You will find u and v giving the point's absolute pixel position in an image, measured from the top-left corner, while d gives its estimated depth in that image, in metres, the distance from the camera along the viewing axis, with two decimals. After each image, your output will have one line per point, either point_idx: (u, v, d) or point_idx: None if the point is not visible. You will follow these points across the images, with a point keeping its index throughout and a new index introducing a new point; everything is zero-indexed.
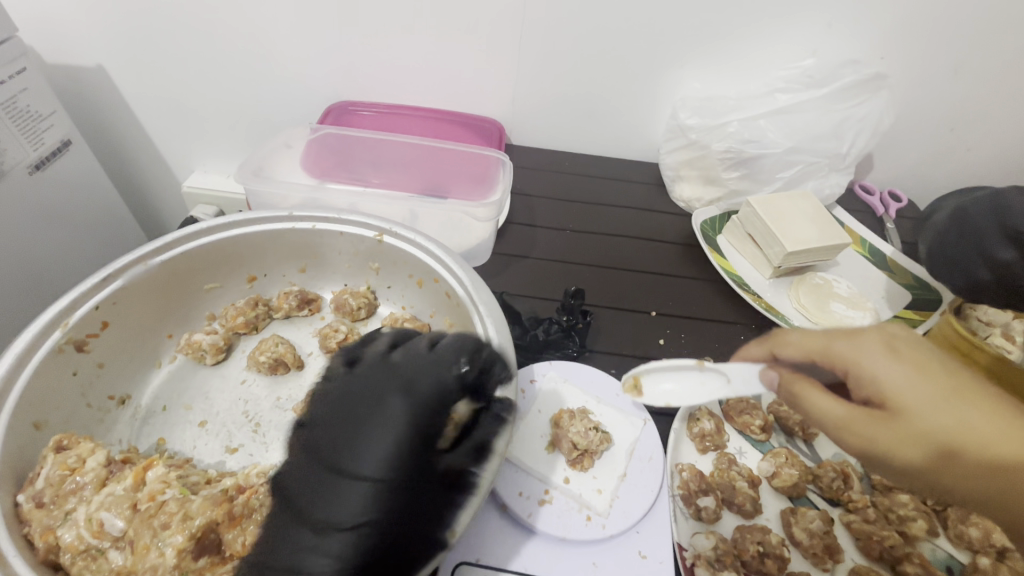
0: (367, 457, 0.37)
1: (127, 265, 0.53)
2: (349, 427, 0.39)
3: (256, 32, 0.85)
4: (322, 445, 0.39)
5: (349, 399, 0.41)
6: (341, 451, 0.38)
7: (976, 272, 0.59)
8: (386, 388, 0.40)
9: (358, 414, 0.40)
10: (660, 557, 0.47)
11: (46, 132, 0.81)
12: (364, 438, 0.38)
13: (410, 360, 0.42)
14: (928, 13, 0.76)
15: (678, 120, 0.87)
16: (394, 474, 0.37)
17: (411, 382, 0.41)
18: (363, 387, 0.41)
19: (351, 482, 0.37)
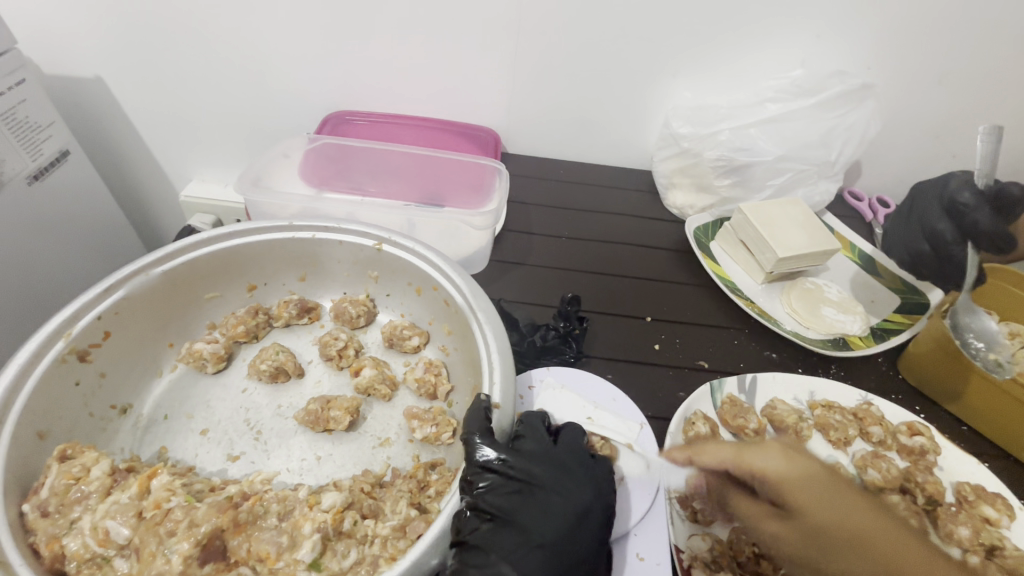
0: (575, 541, 0.42)
1: (129, 276, 0.53)
2: (544, 510, 0.43)
3: (254, 43, 0.87)
4: (542, 527, 0.42)
5: (567, 487, 0.45)
6: (537, 530, 0.42)
7: (916, 244, 0.69)
8: (582, 483, 0.46)
9: (560, 497, 0.44)
10: (658, 559, 0.48)
11: (45, 143, 0.82)
12: (568, 514, 0.43)
13: (571, 450, 0.48)
14: (912, 24, 0.78)
15: (670, 129, 0.89)
16: (577, 560, 0.42)
17: (598, 484, 0.46)
18: (574, 477, 0.46)
19: (539, 562, 0.41)
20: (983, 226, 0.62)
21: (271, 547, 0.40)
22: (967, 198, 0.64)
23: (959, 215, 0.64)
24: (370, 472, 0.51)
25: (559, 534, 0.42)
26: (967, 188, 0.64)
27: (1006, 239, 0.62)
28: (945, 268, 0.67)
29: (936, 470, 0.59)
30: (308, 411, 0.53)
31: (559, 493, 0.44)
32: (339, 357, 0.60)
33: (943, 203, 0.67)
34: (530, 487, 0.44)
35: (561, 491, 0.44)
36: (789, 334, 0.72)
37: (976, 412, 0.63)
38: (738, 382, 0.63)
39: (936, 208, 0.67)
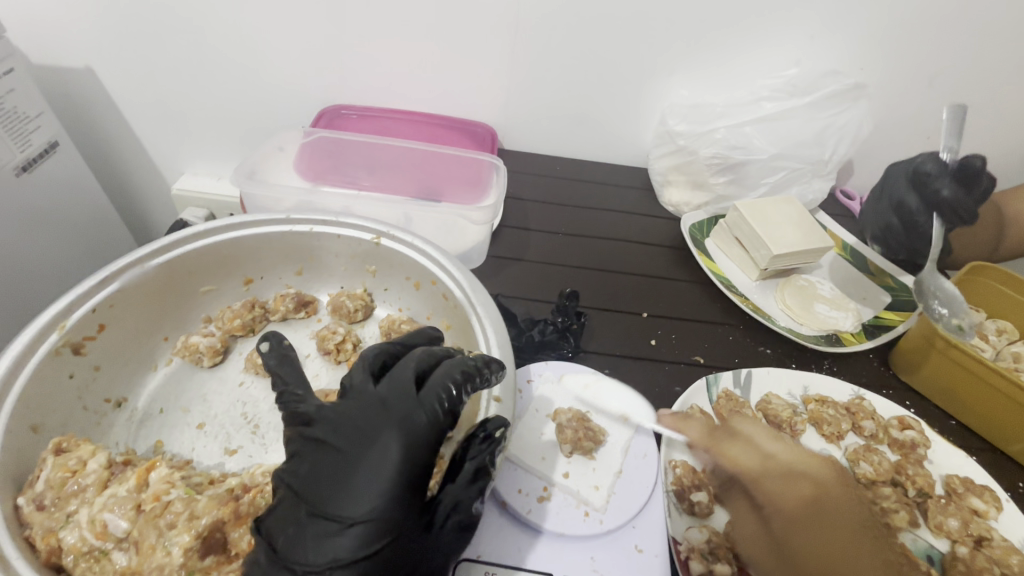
0: (366, 490, 0.38)
1: (124, 268, 0.53)
2: (337, 462, 0.39)
3: (248, 35, 0.86)
4: (310, 487, 0.39)
5: (352, 443, 0.40)
6: (329, 484, 0.39)
7: (886, 219, 0.78)
8: (381, 423, 0.40)
9: (362, 449, 0.40)
10: (656, 550, 0.48)
11: (34, 133, 0.81)
12: (359, 471, 0.39)
13: (392, 389, 0.42)
14: (902, 25, 0.79)
15: (666, 126, 0.89)
16: (382, 507, 0.38)
17: (409, 423, 0.40)
18: (363, 431, 0.40)
19: (339, 513, 0.38)
20: (945, 196, 0.69)
21: None
22: (931, 168, 0.70)
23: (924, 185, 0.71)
24: None
25: (327, 492, 0.38)
26: (933, 161, 0.71)
27: (967, 211, 0.69)
28: (911, 240, 0.75)
29: (927, 463, 0.60)
30: None
31: (356, 443, 0.40)
32: (337, 351, 0.59)
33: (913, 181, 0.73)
34: (322, 445, 0.41)
35: (343, 443, 0.40)
36: (782, 330, 0.73)
37: (965, 410, 0.65)
38: (732, 378, 0.65)
39: (903, 184, 0.75)
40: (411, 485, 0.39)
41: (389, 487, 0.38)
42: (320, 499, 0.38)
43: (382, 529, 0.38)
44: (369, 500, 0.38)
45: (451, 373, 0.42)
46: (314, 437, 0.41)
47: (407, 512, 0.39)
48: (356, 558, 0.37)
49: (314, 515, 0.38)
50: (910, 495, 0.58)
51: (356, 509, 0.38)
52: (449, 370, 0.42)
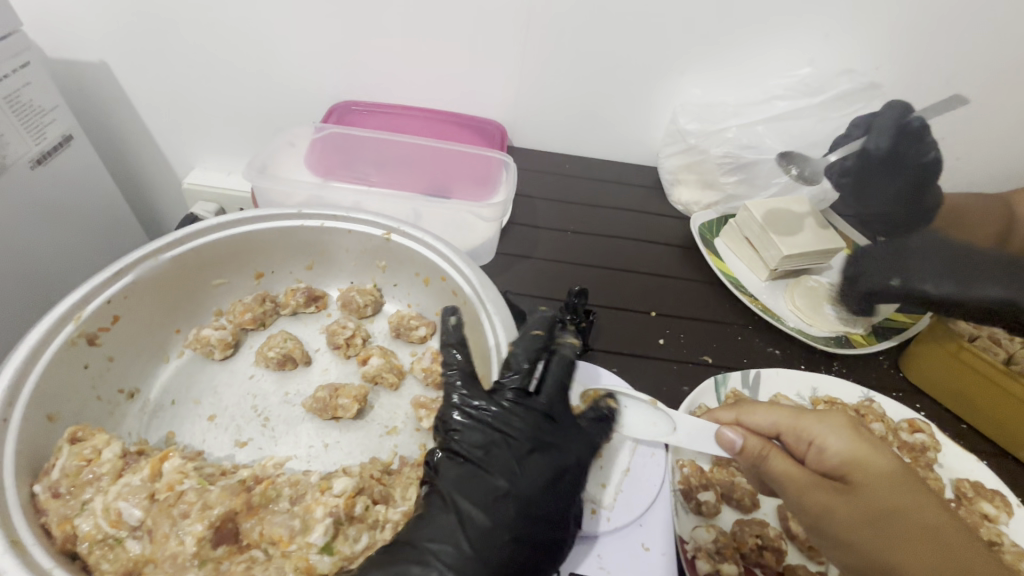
0: (549, 488, 0.43)
1: (138, 261, 0.53)
2: (516, 453, 0.43)
3: (261, 32, 0.86)
4: (507, 477, 0.42)
5: (542, 445, 0.44)
6: (507, 473, 0.42)
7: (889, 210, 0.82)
8: (567, 438, 0.46)
9: (537, 450, 0.44)
10: (662, 549, 0.48)
11: (48, 127, 0.82)
12: (535, 467, 0.43)
13: (552, 406, 0.47)
14: (917, 26, 0.79)
15: (677, 125, 0.89)
16: (542, 503, 0.42)
17: (579, 441, 0.47)
18: (545, 438, 0.45)
19: (505, 502, 0.41)
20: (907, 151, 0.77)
21: (284, 530, 0.40)
22: (908, 130, 0.76)
23: (902, 142, 0.77)
24: (378, 459, 0.51)
25: (527, 484, 0.42)
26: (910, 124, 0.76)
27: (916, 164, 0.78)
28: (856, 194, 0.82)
29: (936, 466, 0.60)
30: (317, 398, 0.53)
31: (541, 441, 0.45)
32: (346, 346, 0.60)
33: (887, 158, 0.78)
34: (497, 443, 0.44)
35: (541, 442, 0.44)
36: (793, 331, 0.73)
37: (977, 413, 0.64)
38: (741, 378, 0.64)
39: (891, 139, 0.76)
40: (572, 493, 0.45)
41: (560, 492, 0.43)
42: (509, 491, 0.41)
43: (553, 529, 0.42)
44: (549, 499, 0.42)
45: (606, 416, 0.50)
46: (495, 433, 0.44)
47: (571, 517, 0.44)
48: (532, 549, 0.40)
49: (503, 504, 0.41)
50: None
51: (540, 508, 0.42)
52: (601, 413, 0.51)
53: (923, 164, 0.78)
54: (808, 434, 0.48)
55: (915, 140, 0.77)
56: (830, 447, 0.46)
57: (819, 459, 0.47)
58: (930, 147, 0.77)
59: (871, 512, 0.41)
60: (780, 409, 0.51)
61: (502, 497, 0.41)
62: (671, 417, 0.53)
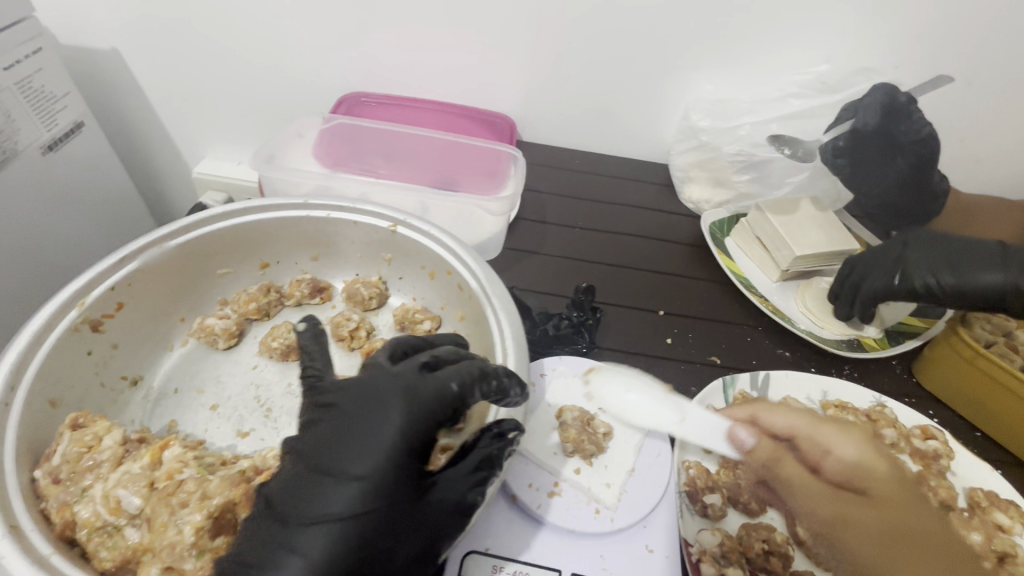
0: (366, 458, 0.38)
1: (143, 248, 0.53)
2: (342, 438, 0.39)
3: (271, 21, 0.86)
4: (320, 451, 0.40)
5: (366, 415, 0.40)
6: (338, 461, 0.39)
7: (891, 196, 0.79)
8: (390, 402, 0.39)
9: (364, 428, 0.39)
10: (667, 552, 0.47)
11: (60, 113, 0.82)
12: (359, 445, 0.39)
13: (382, 377, 0.41)
14: (938, 23, 0.77)
15: (690, 121, 0.87)
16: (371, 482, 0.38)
17: (415, 402, 0.39)
18: (369, 407, 0.40)
19: (334, 491, 0.38)
20: (898, 129, 0.73)
21: None
22: (896, 107, 0.72)
23: (891, 118, 0.73)
24: None
25: (346, 464, 0.38)
26: (895, 100, 0.72)
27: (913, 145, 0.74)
28: (856, 182, 0.78)
29: (949, 474, 0.58)
30: None
31: (360, 420, 0.40)
32: (350, 338, 0.59)
33: (871, 140, 0.74)
34: (332, 415, 0.41)
35: (359, 413, 0.40)
36: (804, 333, 0.71)
37: (985, 419, 0.63)
38: (749, 379, 0.63)
39: (876, 115, 0.72)
40: (408, 463, 0.39)
41: (383, 465, 0.38)
42: (326, 469, 0.38)
43: (376, 504, 0.38)
44: (365, 474, 0.38)
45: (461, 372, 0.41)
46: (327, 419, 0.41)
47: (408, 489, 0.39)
48: (353, 526, 0.37)
49: (318, 482, 0.38)
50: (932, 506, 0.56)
51: (355, 481, 0.38)
52: (455, 369, 0.41)
53: (918, 143, 0.74)
54: (826, 446, 0.48)
55: (904, 117, 0.73)
56: (843, 461, 0.47)
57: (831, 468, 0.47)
58: (923, 125, 0.73)
59: (889, 529, 0.42)
60: (802, 416, 0.50)
61: (318, 475, 0.39)
62: (682, 408, 0.55)
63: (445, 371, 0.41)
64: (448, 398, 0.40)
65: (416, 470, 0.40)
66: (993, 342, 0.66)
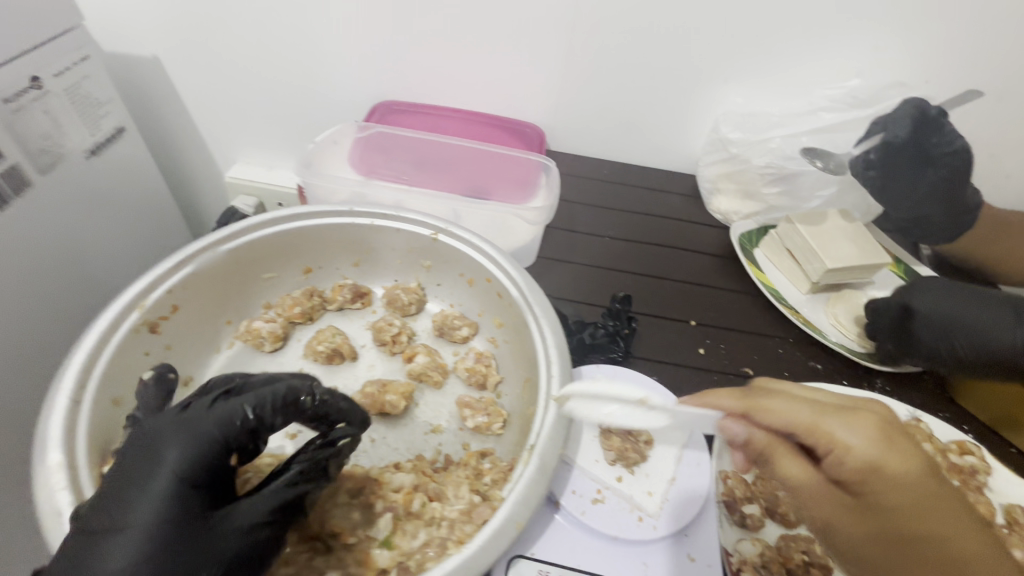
0: (147, 503, 0.36)
1: (197, 252, 0.55)
2: (124, 490, 0.36)
3: (310, 31, 0.88)
4: (101, 509, 0.36)
5: (145, 464, 0.37)
6: (125, 515, 0.35)
7: (925, 210, 0.79)
8: (166, 438, 0.38)
9: (147, 474, 0.37)
10: (709, 560, 0.47)
11: (103, 118, 0.85)
12: (144, 491, 0.36)
13: (158, 424, 0.39)
14: (971, 40, 0.77)
15: (719, 134, 0.88)
16: (160, 526, 0.35)
17: (197, 433, 0.38)
18: (149, 453, 0.38)
19: (123, 547, 0.35)
20: (931, 140, 0.74)
21: (346, 523, 0.43)
22: (926, 119, 0.73)
23: (922, 130, 0.73)
24: (424, 457, 0.51)
25: (131, 513, 0.35)
26: (924, 113, 0.73)
27: (943, 158, 0.75)
28: (888, 198, 0.78)
29: (986, 490, 0.59)
30: (366, 393, 0.54)
31: (144, 466, 0.37)
32: (392, 343, 0.60)
33: (902, 154, 0.75)
34: (112, 469, 0.38)
35: (130, 466, 0.37)
36: (835, 345, 0.71)
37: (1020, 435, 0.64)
38: None
39: (907, 127, 0.73)
40: (198, 493, 0.38)
41: (165, 506, 0.36)
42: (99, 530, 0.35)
43: (164, 551, 0.35)
44: (140, 523, 0.35)
45: (243, 398, 0.41)
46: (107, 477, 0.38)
47: (198, 521, 0.37)
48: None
49: (92, 546, 0.35)
50: None
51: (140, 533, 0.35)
52: (251, 394, 0.41)
53: (949, 155, 0.74)
54: (829, 442, 0.39)
55: (934, 129, 0.74)
56: (855, 463, 0.38)
57: (840, 463, 0.39)
58: (954, 136, 0.74)
59: (890, 537, 0.39)
60: (801, 406, 0.40)
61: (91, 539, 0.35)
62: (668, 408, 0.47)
63: (235, 399, 0.41)
64: (232, 423, 0.40)
65: (207, 501, 0.38)
66: None
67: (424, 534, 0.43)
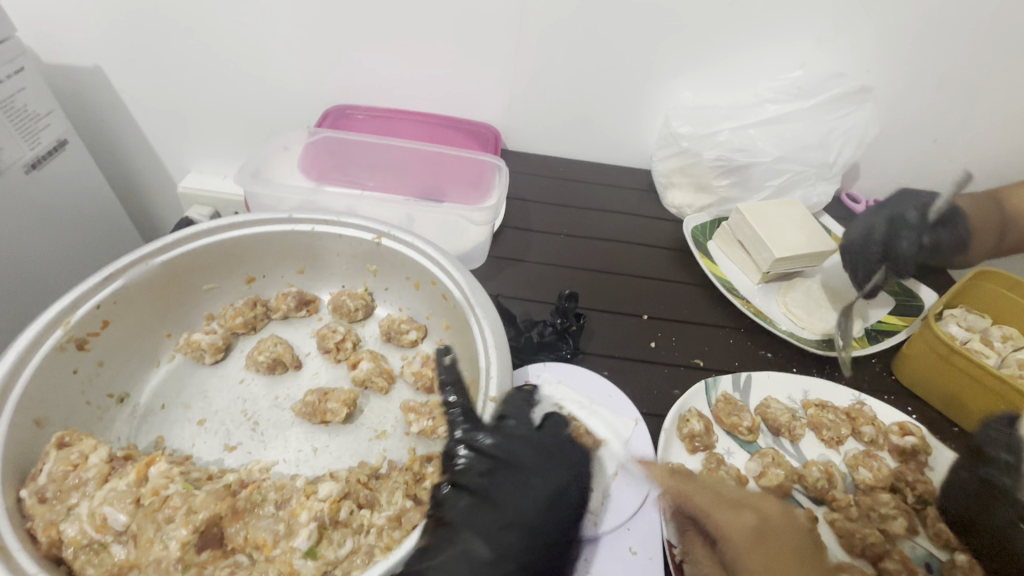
0: (546, 506, 0.45)
1: (128, 265, 0.54)
2: (518, 486, 0.45)
3: (255, 35, 0.86)
4: (511, 494, 0.45)
5: (547, 463, 0.48)
6: (513, 507, 0.44)
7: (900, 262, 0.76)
8: (555, 459, 0.48)
9: (536, 482, 0.46)
10: (650, 553, 0.49)
11: (43, 131, 0.81)
12: (541, 496, 0.45)
13: (588, 458, 0.51)
14: (908, 28, 0.79)
15: (670, 128, 0.89)
16: (554, 509, 0.45)
17: (550, 453, 0.48)
18: (559, 458, 0.49)
19: (539, 513, 0.44)
20: (940, 219, 0.73)
21: (268, 535, 0.42)
22: (939, 198, 0.74)
23: (935, 207, 0.73)
24: (366, 464, 0.51)
25: (526, 495, 0.45)
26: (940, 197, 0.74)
27: (946, 238, 0.74)
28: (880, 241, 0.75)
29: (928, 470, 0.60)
30: (306, 402, 0.53)
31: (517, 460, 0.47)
32: (337, 349, 0.60)
33: (912, 201, 0.77)
34: (509, 466, 0.47)
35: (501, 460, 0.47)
36: (786, 335, 0.72)
37: (963, 413, 0.64)
38: (732, 380, 0.65)
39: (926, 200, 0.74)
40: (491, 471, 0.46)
41: (489, 479, 0.45)
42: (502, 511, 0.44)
43: (543, 521, 0.44)
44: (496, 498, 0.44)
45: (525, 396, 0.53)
46: (496, 459, 0.47)
47: (496, 488, 0.45)
48: (550, 544, 0.43)
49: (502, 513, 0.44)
50: (909, 501, 0.58)
51: (552, 514, 0.45)
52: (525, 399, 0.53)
53: (954, 243, 0.74)
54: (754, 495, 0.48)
55: (952, 215, 0.74)
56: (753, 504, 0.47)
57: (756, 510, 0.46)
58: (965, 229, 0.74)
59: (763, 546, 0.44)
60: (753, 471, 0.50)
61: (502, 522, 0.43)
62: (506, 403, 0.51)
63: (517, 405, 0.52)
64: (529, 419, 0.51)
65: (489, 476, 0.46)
66: (968, 339, 0.67)
67: (354, 541, 0.43)
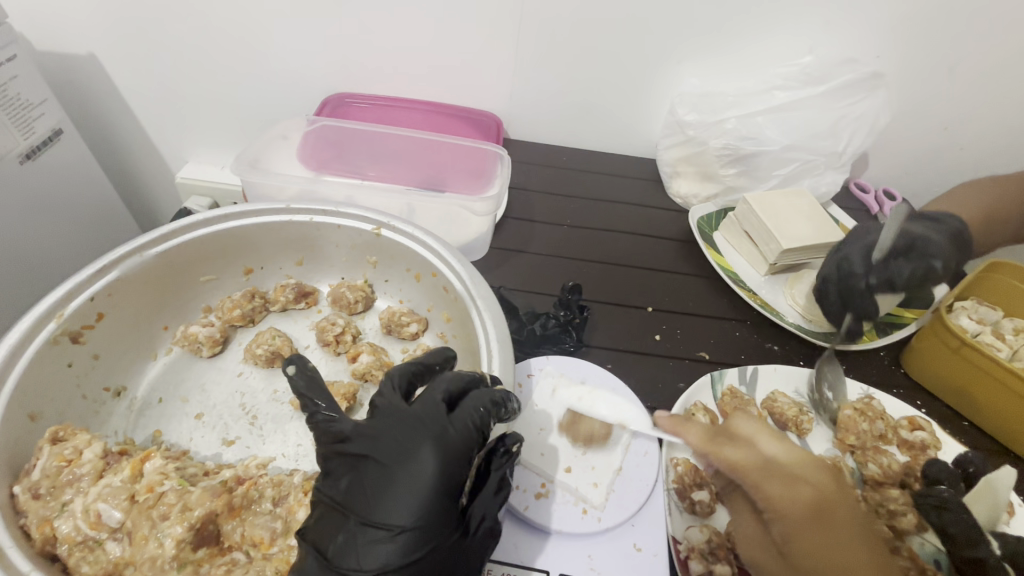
0: (402, 499, 0.38)
1: (123, 257, 0.52)
2: (370, 482, 0.39)
3: (251, 21, 0.84)
4: (359, 493, 0.39)
5: (400, 444, 0.40)
6: (367, 508, 0.38)
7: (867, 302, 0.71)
8: (416, 438, 0.40)
9: (387, 469, 0.39)
10: (655, 550, 0.49)
11: (38, 121, 0.79)
12: (392, 488, 0.38)
13: (464, 420, 0.41)
14: (923, 11, 0.76)
15: (676, 116, 0.87)
16: (413, 498, 0.38)
17: (409, 432, 0.41)
18: (415, 433, 0.40)
19: (393, 506, 0.38)
20: (897, 256, 0.68)
21: (264, 532, 0.42)
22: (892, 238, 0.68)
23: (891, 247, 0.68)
24: None
25: (374, 489, 0.39)
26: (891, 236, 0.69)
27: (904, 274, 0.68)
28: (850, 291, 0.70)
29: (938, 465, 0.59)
30: None
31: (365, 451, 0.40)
32: (336, 342, 0.59)
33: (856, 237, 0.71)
34: (361, 460, 0.40)
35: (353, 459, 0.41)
36: (793, 327, 0.71)
37: (973, 408, 0.63)
38: (738, 374, 0.64)
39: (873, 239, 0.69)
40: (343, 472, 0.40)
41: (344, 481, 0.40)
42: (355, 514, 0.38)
43: (399, 513, 0.37)
44: (347, 503, 0.39)
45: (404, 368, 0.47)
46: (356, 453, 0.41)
47: (349, 491, 0.39)
48: (416, 535, 0.37)
49: (356, 516, 0.38)
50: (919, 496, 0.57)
51: (408, 502, 0.38)
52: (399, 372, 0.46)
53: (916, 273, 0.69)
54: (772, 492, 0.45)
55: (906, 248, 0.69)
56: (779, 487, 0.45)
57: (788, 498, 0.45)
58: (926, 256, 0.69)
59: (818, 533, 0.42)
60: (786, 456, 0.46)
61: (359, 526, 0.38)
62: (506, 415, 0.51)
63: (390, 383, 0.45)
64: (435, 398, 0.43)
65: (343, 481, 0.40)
66: (979, 332, 0.66)
67: None
